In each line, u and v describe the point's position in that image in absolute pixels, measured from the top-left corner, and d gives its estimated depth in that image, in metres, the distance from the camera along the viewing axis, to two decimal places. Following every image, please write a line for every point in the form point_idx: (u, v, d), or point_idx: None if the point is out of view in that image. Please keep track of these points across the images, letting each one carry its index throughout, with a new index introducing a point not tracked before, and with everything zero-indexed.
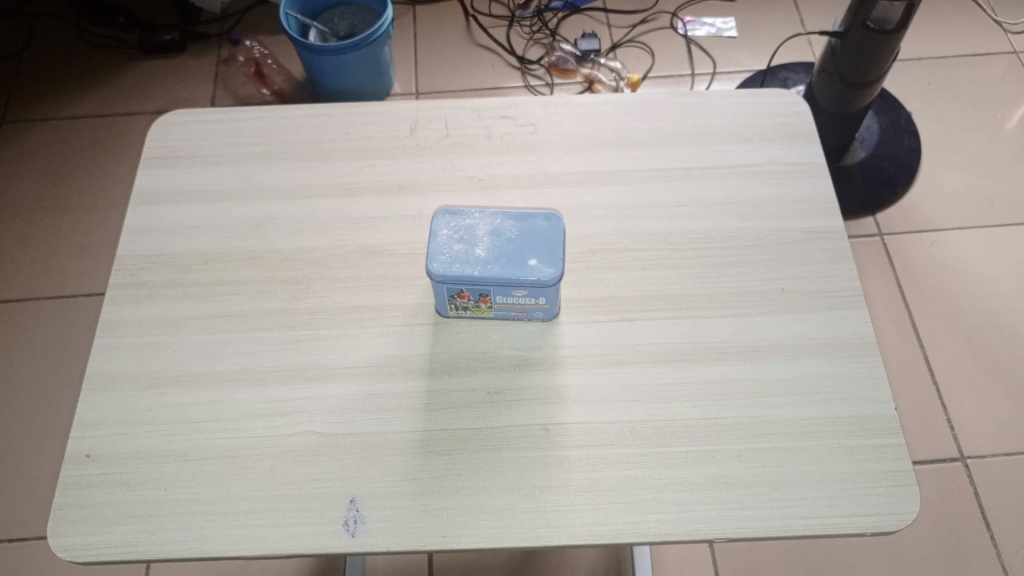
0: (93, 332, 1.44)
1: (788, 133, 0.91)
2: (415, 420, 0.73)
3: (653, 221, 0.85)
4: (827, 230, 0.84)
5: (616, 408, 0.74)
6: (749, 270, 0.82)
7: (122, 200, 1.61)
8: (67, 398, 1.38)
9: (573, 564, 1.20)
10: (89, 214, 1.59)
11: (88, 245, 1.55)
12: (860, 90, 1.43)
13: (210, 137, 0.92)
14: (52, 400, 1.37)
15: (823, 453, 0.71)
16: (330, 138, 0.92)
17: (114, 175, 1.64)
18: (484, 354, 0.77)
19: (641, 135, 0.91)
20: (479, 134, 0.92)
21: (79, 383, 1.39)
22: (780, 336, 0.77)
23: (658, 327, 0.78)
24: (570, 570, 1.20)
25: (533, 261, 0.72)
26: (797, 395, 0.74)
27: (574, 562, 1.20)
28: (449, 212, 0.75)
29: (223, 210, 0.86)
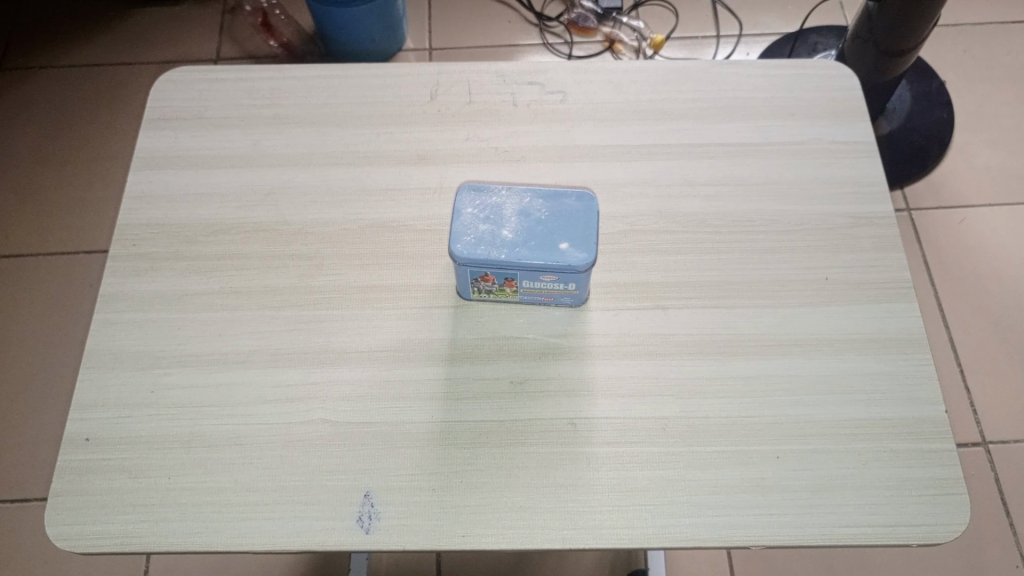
0: (95, 292, 1.40)
1: (836, 109, 0.84)
2: (432, 410, 0.69)
3: (689, 201, 0.79)
4: (877, 216, 0.78)
5: (647, 403, 0.69)
6: (791, 257, 0.76)
7: (124, 155, 1.55)
8: (67, 359, 1.34)
9: (576, 563, 1.16)
10: (91, 169, 1.53)
11: (88, 201, 1.49)
12: (895, 57, 1.35)
13: (217, 97, 0.86)
14: (52, 360, 1.34)
15: (867, 456, 0.67)
16: (345, 101, 0.86)
17: (116, 129, 1.58)
18: (508, 340, 0.73)
19: (678, 107, 0.85)
20: (503, 101, 0.86)
21: (81, 344, 1.35)
22: (823, 330, 0.73)
23: (693, 316, 0.73)
24: (573, 569, 1.16)
25: (563, 245, 0.67)
26: (840, 394, 0.70)
27: (577, 562, 1.16)
28: (473, 189, 0.69)
29: (231, 177, 0.81)
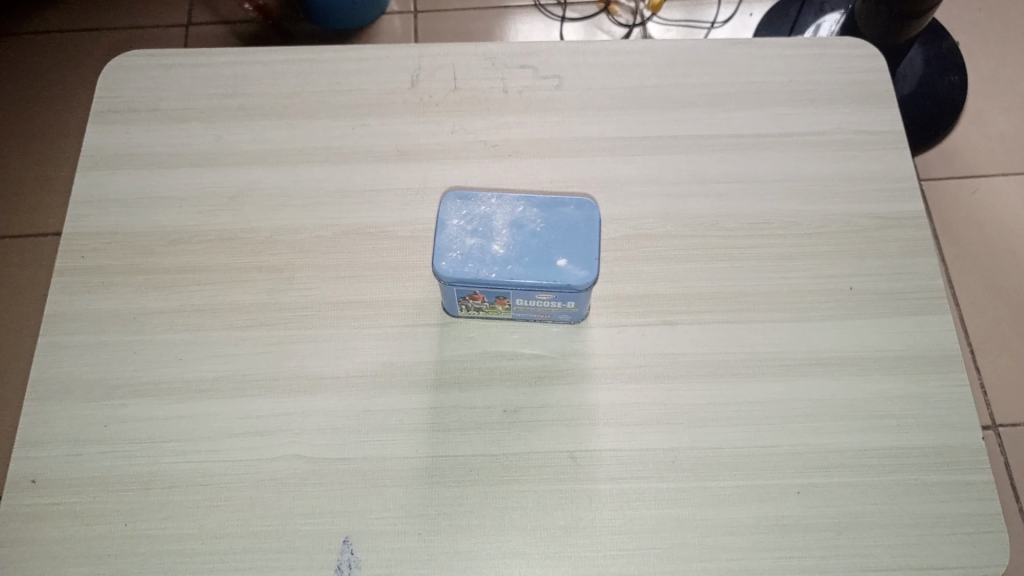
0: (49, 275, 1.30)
1: (861, 94, 0.76)
2: (418, 444, 0.63)
3: (699, 200, 0.72)
4: (907, 215, 0.71)
5: (654, 432, 0.63)
6: (812, 264, 0.69)
7: (82, 126, 1.43)
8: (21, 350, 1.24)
9: None
10: (46, 141, 1.41)
11: (43, 176, 1.38)
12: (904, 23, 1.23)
13: (174, 85, 0.77)
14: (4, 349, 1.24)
15: (897, 491, 0.61)
16: (317, 89, 0.77)
17: (74, 97, 1.46)
18: (501, 362, 0.66)
19: (686, 93, 0.76)
20: (492, 87, 0.77)
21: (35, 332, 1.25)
22: (847, 347, 0.66)
23: (704, 333, 0.66)
24: None
25: (562, 261, 0.60)
26: (866, 420, 0.63)
27: None
28: (460, 197, 0.62)
29: (191, 177, 0.73)
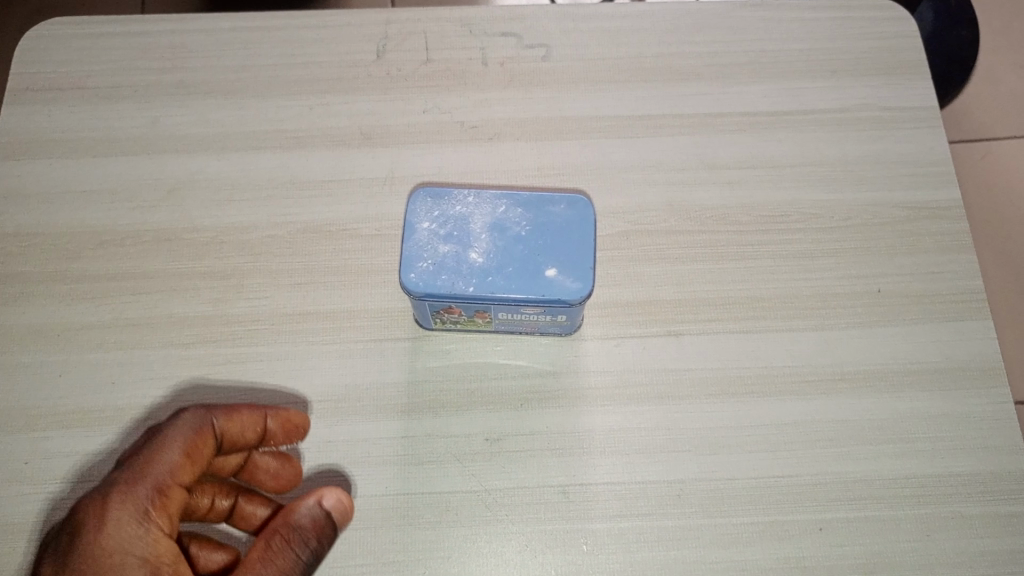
0: None
1: (890, 63, 0.67)
2: (388, 480, 0.55)
3: (706, 189, 0.63)
4: (942, 205, 0.62)
5: (656, 462, 0.55)
6: (835, 263, 0.61)
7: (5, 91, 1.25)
8: None
9: None
10: None
11: None
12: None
13: (104, 58, 0.67)
14: None
15: (931, 525, 0.54)
16: (268, 61, 0.67)
17: None
18: (482, 382, 0.57)
19: (691, 64, 0.67)
20: (470, 58, 0.68)
21: None
22: (876, 359, 0.58)
23: (714, 346, 0.58)
24: None
25: (551, 272, 0.51)
26: (897, 444, 0.56)
27: None
28: (432, 194, 0.53)
29: (125, 167, 0.63)
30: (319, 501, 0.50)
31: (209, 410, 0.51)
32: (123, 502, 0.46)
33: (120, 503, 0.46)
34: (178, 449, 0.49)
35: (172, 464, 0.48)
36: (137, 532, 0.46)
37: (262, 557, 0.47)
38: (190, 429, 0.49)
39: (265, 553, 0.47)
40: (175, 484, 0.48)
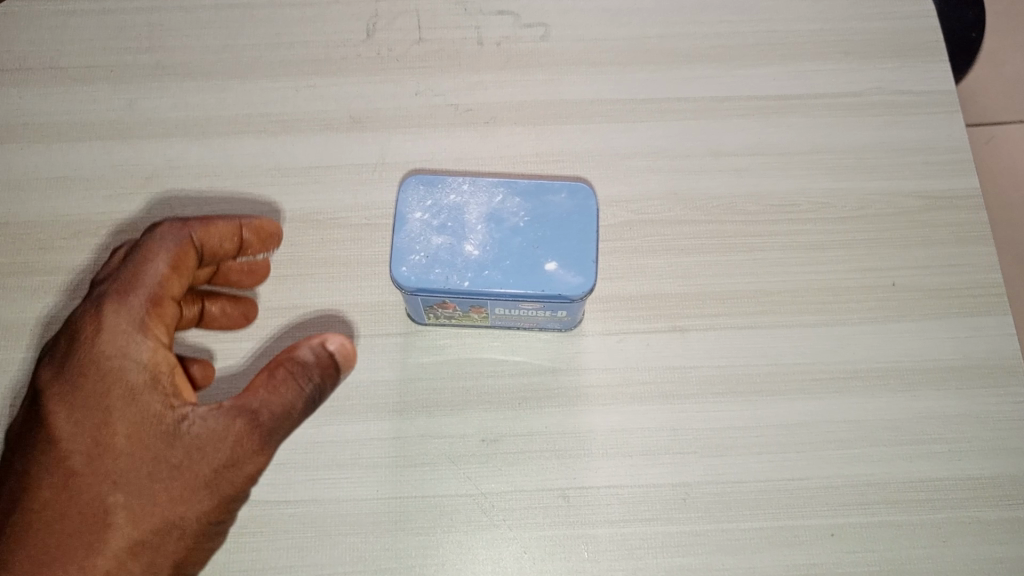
0: None
1: (904, 45, 0.64)
2: (379, 483, 0.52)
3: (713, 177, 0.60)
4: (960, 193, 0.59)
5: (661, 464, 0.53)
6: (847, 255, 0.58)
7: None
8: None
9: None
10: None
11: None
12: None
13: (78, 38, 0.64)
14: None
15: (949, 530, 0.51)
16: (251, 41, 0.64)
17: None
18: (478, 380, 0.55)
19: (696, 45, 0.64)
20: (464, 38, 0.64)
21: None
22: (891, 356, 0.55)
23: (720, 342, 0.55)
24: None
25: (551, 265, 0.48)
26: (913, 445, 0.53)
27: None
28: (424, 182, 0.51)
29: (101, 153, 0.60)
30: (323, 344, 0.47)
31: (186, 223, 0.49)
32: (119, 314, 0.44)
33: (115, 316, 0.44)
34: (164, 259, 0.47)
35: (160, 275, 0.46)
36: (132, 345, 0.44)
37: (265, 384, 0.45)
38: (174, 240, 0.47)
39: (268, 382, 0.45)
40: (166, 296, 0.46)
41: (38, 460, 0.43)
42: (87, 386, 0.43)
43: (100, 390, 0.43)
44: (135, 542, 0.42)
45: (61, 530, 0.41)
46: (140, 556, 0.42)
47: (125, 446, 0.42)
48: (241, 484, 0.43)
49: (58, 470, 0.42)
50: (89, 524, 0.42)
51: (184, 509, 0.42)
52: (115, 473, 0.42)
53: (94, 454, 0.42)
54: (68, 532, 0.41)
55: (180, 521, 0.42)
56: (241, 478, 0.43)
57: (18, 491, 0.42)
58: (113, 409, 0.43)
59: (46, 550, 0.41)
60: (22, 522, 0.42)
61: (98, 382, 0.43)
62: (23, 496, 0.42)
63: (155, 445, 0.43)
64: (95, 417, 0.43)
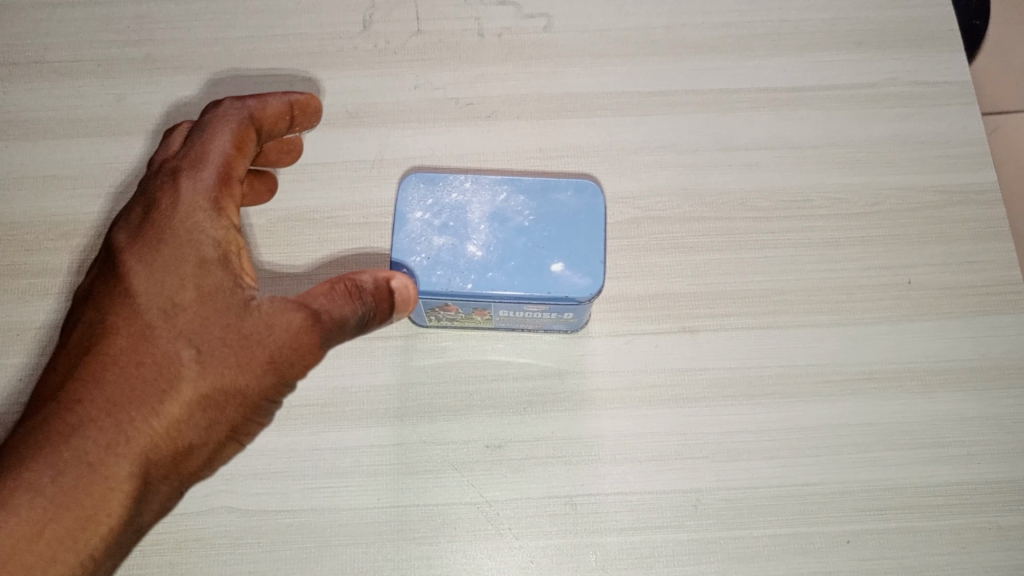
0: None
1: (918, 34, 0.62)
2: (380, 491, 0.50)
3: (722, 171, 0.58)
4: (977, 188, 0.57)
5: (670, 470, 0.51)
6: (861, 253, 0.56)
7: None
8: None
9: None
10: None
11: None
12: None
13: (65, 30, 0.62)
14: None
15: (968, 537, 0.50)
16: (244, 33, 0.62)
17: None
18: (481, 384, 0.53)
19: (704, 35, 0.62)
20: (464, 29, 0.62)
21: None
22: (907, 357, 0.53)
23: (731, 343, 0.54)
24: None
25: (558, 267, 0.46)
26: (931, 448, 0.51)
27: None
28: (425, 180, 0.49)
29: (89, 150, 0.58)
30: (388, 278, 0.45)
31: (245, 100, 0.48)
32: (201, 182, 0.44)
33: (193, 187, 0.44)
34: (230, 135, 0.46)
35: (227, 149, 0.45)
36: (211, 217, 0.43)
37: (325, 293, 0.44)
38: (238, 118, 0.47)
39: (328, 290, 0.44)
40: (234, 172, 0.45)
41: (109, 315, 0.42)
42: (166, 245, 0.42)
43: (178, 252, 0.42)
44: (201, 402, 0.41)
45: (129, 382, 0.40)
46: (204, 417, 0.41)
47: (198, 309, 0.42)
48: (307, 363, 0.43)
49: (132, 324, 0.41)
50: (157, 379, 0.41)
51: (254, 377, 0.42)
52: (187, 333, 0.41)
53: (169, 310, 0.41)
54: (136, 386, 0.40)
55: (246, 388, 0.42)
56: (308, 357, 0.43)
57: (86, 343, 0.41)
58: (189, 272, 0.42)
59: (113, 401, 0.40)
60: (88, 372, 0.40)
61: (176, 248, 0.43)
62: (92, 348, 0.41)
63: (228, 316, 0.42)
64: (169, 278, 0.42)
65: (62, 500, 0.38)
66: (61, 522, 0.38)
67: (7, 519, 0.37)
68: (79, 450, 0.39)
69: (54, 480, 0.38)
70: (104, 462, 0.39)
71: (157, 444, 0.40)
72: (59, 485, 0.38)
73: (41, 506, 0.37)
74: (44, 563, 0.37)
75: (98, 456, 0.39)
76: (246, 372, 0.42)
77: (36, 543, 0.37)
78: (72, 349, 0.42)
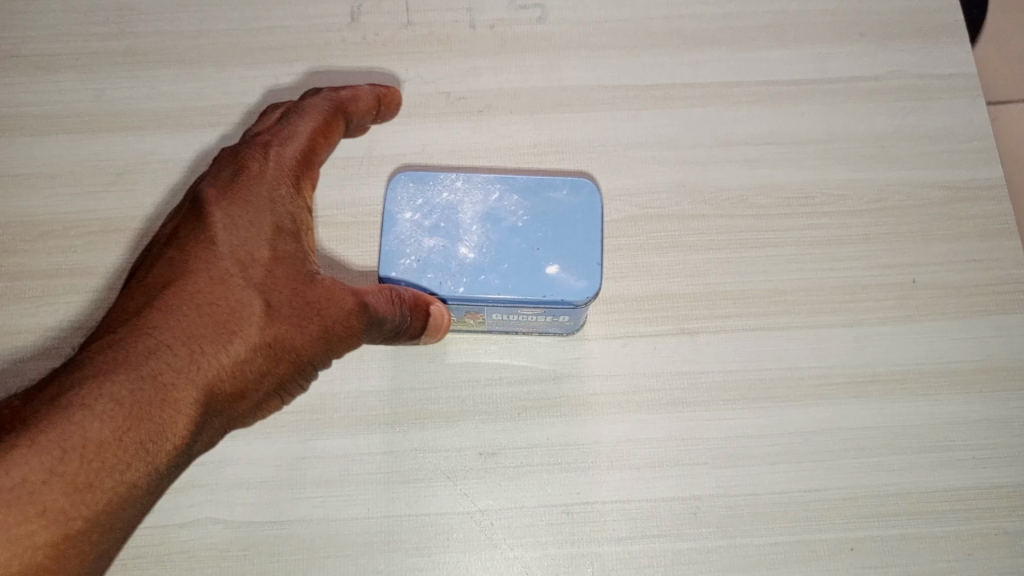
0: None
1: (923, 25, 0.60)
2: (370, 501, 0.49)
3: (722, 167, 0.56)
4: (984, 183, 0.56)
5: (669, 477, 0.49)
6: (864, 251, 0.54)
7: None
8: None
9: None
10: None
11: None
12: None
13: (42, 22, 0.59)
14: None
15: (977, 544, 0.48)
16: (228, 26, 0.60)
17: None
18: (474, 389, 0.51)
19: (703, 27, 0.60)
20: (456, 21, 0.60)
21: None
22: (912, 358, 0.52)
23: (732, 345, 0.52)
24: None
25: (553, 269, 0.45)
26: (938, 453, 0.50)
27: None
28: (415, 180, 0.47)
29: (68, 147, 0.56)
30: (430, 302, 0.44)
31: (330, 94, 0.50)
32: (290, 150, 0.47)
33: (281, 160, 0.46)
34: (318, 121, 0.48)
35: (313, 133, 0.48)
36: (294, 187, 0.46)
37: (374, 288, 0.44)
38: (327, 107, 0.49)
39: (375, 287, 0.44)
40: (317, 156, 0.48)
41: (190, 255, 0.43)
42: (253, 199, 0.45)
43: (267, 207, 0.45)
44: (265, 351, 0.42)
45: (207, 317, 0.41)
46: (263, 367, 0.42)
47: (277, 262, 0.44)
48: (356, 342, 0.44)
49: (213, 266, 0.42)
50: (233, 318, 0.41)
51: (315, 339, 0.43)
52: (265, 281, 0.43)
53: (252, 259, 0.43)
54: (212, 320, 0.41)
55: (305, 347, 0.43)
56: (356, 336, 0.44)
57: (165, 276, 0.42)
58: (266, 233, 0.44)
59: (191, 331, 0.40)
60: (168, 302, 0.41)
61: (258, 208, 0.44)
62: (170, 283, 0.42)
63: (295, 281, 0.43)
64: (251, 231, 0.44)
65: (137, 415, 0.37)
66: (131, 436, 0.37)
67: (89, 421, 0.36)
68: (155, 371, 0.38)
69: (132, 392, 0.37)
70: (177, 386, 0.38)
71: (220, 383, 0.40)
72: (134, 400, 0.37)
73: (117, 415, 0.36)
74: (111, 476, 0.36)
75: (173, 379, 0.38)
76: (311, 330, 0.43)
77: (106, 451, 0.36)
78: (148, 283, 0.42)
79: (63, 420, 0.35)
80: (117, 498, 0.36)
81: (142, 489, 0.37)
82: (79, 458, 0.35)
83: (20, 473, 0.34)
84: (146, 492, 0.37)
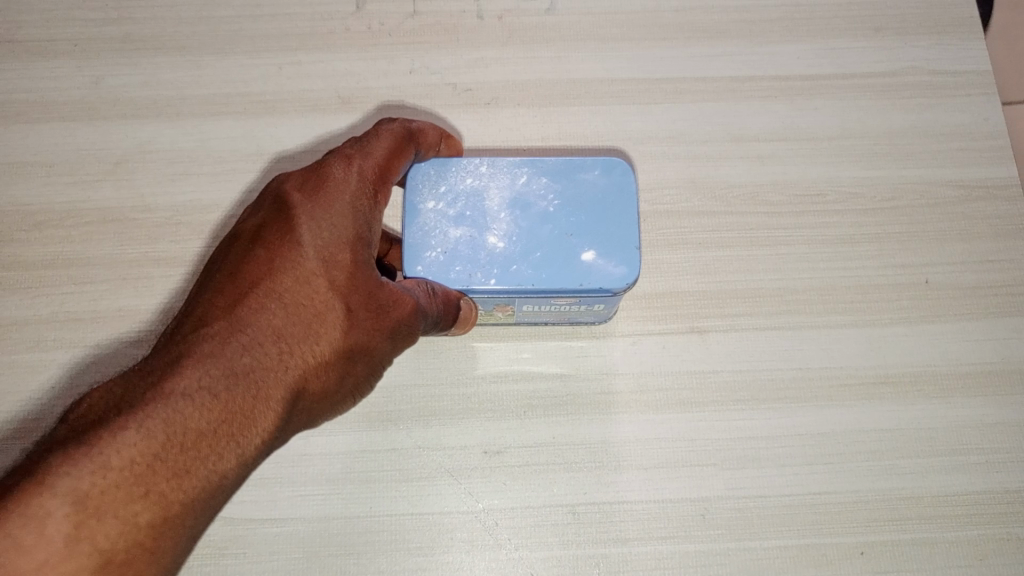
0: None
1: (939, 20, 0.59)
2: (373, 500, 0.48)
3: (734, 163, 0.55)
4: (999, 183, 0.55)
5: (677, 479, 0.49)
6: (877, 251, 0.54)
7: None
8: None
9: None
10: None
11: None
12: None
13: (38, 7, 0.58)
14: None
15: (988, 549, 0.47)
16: (229, 12, 0.58)
17: None
18: (481, 388, 0.50)
19: (715, 20, 0.59)
20: (463, 10, 0.59)
21: None
22: (926, 360, 0.51)
23: (742, 345, 0.51)
24: None
25: (589, 254, 0.43)
26: (951, 457, 0.49)
27: None
28: (436, 167, 0.46)
29: (64, 136, 0.55)
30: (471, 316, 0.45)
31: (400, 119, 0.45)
32: (373, 161, 0.41)
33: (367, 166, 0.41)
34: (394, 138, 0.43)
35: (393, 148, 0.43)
36: (374, 201, 0.41)
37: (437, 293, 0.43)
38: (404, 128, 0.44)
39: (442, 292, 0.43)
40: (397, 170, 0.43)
41: (275, 252, 0.38)
42: (339, 203, 0.40)
43: (351, 212, 0.40)
44: (342, 355, 0.39)
45: (292, 317, 0.37)
46: (340, 371, 0.39)
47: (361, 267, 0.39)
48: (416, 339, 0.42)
49: (297, 266, 0.38)
50: (315, 321, 0.38)
51: (389, 339, 0.40)
52: (349, 286, 0.39)
53: (335, 259, 0.39)
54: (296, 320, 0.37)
55: (380, 349, 0.40)
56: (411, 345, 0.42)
57: (250, 270, 0.38)
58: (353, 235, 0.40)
59: (280, 331, 0.37)
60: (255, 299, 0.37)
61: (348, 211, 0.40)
62: (255, 281, 0.38)
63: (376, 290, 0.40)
64: (337, 234, 0.39)
65: (225, 412, 0.34)
66: (218, 433, 0.34)
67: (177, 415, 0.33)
68: (242, 367, 0.35)
69: (220, 392, 0.34)
70: (263, 383, 0.36)
71: (299, 386, 0.37)
72: (227, 395, 0.34)
73: (207, 410, 0.34)
74: (196, 473, 0.33)
75: (259, 376, 0.36)
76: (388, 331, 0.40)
77: (192, 446, 0.33)
78: (237, 277, 0.38)
79: (153, 412, 0.33)
80: (196, 502, 0.33)
81: (221, 492, 0.34)
82: (163, 458, 0.32)
83: (106, 461, 0.31)
84: (208, 506, 0.34)
